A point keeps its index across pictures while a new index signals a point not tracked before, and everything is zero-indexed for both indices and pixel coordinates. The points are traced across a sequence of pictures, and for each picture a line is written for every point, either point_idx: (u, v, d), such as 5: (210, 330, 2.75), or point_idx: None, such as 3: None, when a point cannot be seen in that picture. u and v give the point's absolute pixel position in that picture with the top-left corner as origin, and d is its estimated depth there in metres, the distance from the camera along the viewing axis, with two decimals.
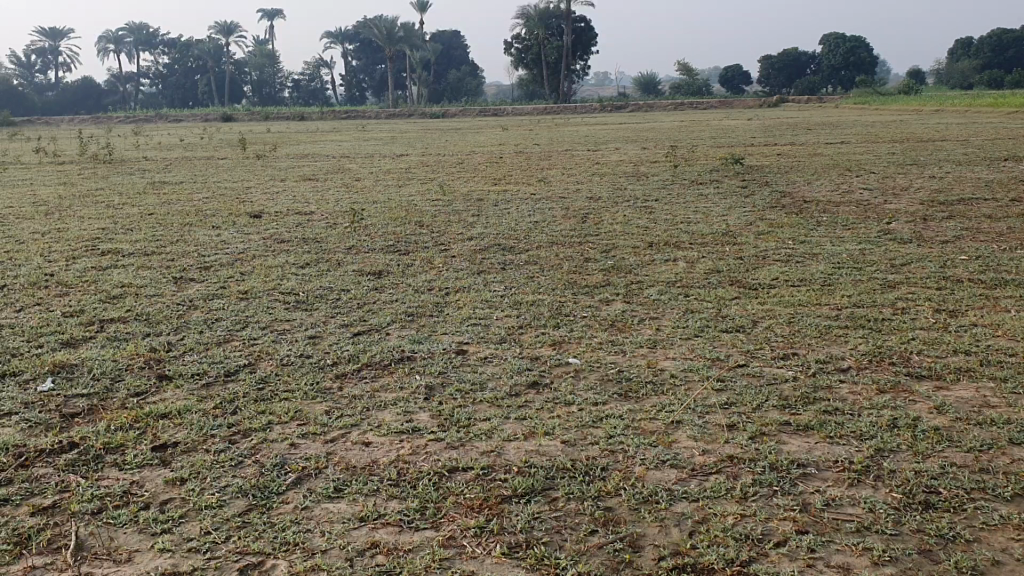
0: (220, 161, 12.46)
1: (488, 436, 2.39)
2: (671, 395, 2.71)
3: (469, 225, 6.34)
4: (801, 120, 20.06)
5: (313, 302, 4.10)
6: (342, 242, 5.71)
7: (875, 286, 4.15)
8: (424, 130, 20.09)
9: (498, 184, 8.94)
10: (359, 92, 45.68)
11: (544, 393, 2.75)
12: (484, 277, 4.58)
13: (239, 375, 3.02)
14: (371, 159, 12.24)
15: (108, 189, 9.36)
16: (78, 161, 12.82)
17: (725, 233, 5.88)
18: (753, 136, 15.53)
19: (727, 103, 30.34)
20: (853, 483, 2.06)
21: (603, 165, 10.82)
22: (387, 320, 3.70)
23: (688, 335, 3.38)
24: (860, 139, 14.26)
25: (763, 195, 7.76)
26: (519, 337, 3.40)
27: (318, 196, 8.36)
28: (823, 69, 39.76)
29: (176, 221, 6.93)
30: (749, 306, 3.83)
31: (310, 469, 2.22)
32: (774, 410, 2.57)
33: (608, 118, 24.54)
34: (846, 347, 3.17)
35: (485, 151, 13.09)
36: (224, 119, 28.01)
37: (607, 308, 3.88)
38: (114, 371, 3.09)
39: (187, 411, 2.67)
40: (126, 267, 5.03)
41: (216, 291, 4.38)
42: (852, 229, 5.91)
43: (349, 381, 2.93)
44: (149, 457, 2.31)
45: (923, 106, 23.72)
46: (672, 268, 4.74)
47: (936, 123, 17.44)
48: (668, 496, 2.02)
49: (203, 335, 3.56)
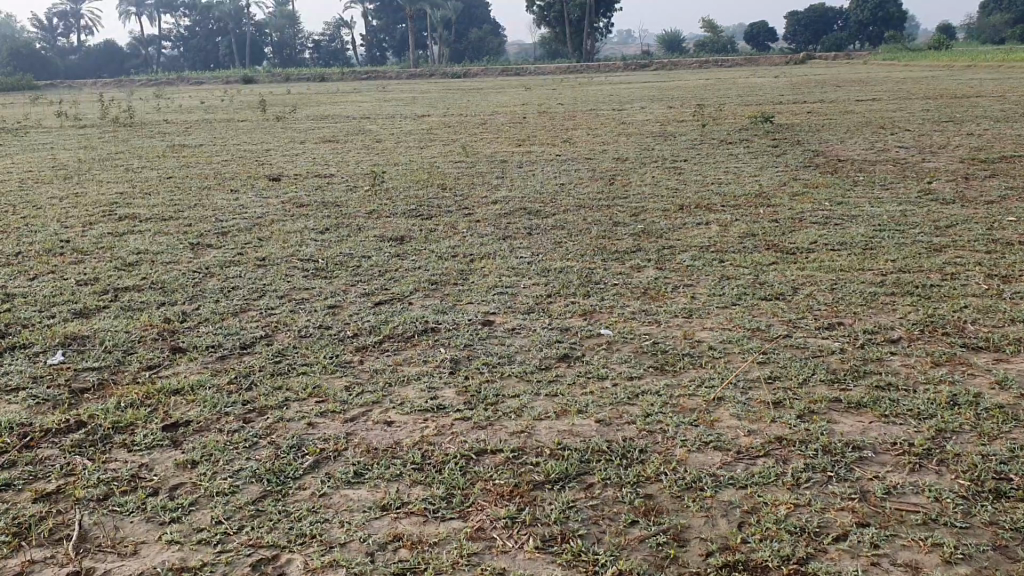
0: (240, 124, 12.31)
1: (517, 414, 2.25)
2: (711, 368, 2.55)
3: (494, 187, 6.18)
4: (828, 78, 19.65)
5: (332, 270, 3.96)
6: (363, 206, 5.56)
7: (920, 249, 3.95)
8: (445, 89, 19.86)
9: (522, 145, 8.73)
10: (380, 53, 45.34)
11: (575, 367, 2.61)
12: (510, 242, 4.42)
13: (255, 348, 2.89)
14: (392, 121, 12.05)
15: (128, 153, 9.26)
16: (98, 125, 12.70)
17: (758, 193, 5.69)
18: (782, 94, 15.20)
19: (752, 61, 29.75)
20: (914, 469, 1.91)
21: (628, 124, 10.59)
22: (408, 289, 3.55)
23: (725, 303, 3.21)
24: (891, 96, 13.90)
25: (796, 155, 7.52)
26: (548, 306, 3.24)
27: (339, 158, 8.20)
28: (851, 26, 38.91)
29: (194, 184, 6.81)
30: (787, 271, 3.65)
31: (327, 452, 2.09)
32: (822, 386, 2.40)
33: (632, 77, 24.21)
34: (895, 316, 2.99)
35: (508, 111, 12.86)
36: (244, 82, 27.87)
37: (638, 275, 3.71)
38: (126, 343, 2.96)
39: (200, 387, 2.55)
40: (142, 233, 4.91)
41: (234, 258, 4.24)
42: (890, 188, 5.70)
43: (370, 354, 2.79)
44: (159, 438, 2.19)
45: (954, 62, 23.10)
46: (705, 232, 4.55)
47: (967, 78, 16.98)
48: (714, 482, 1.87)
49: (219, 305, 3.43)
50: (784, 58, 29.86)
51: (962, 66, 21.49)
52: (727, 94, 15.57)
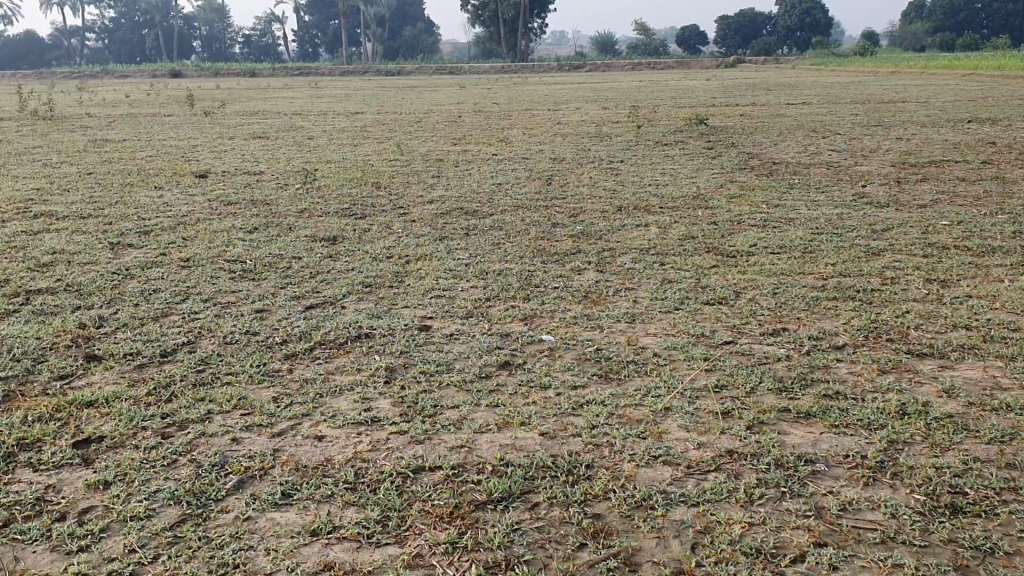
0: (166, 119, 11.97)
1: (457, 427, 2.13)
2: (657, 377, 2.47)
3: (429, 186, 6.05)
4: (760, 82, 19.94)
5: (260, 272, 3.79)
6: (294, 205, 5.37)
7: (858, 253, 3.94)
8: (379, 87, 19.66)
9: (457, 144, 8.60)
10: (312, 49, 44.75)
11: (517, 375, 2.50)
12: (446, 243, 4.30)
13: (177, 355, 2.72)
14: (325, 118, 11.81)
15: (46, 147, 8.89)
16: (15, 117, 12.22)
17: (696, 195, 5.66)
18: (716, 96, 15.32)
19: (684, 63, 30.07)
20: (869, 483, 1.85)
21: (564, 124, 10.55)
22: (341, 292, 3.41)
23: (669, 308, 3.14)
24: (820, 99, 14.14)
25: (731, 157, 7.55)
26: (487, 311, 3.13)
27: (269, 155, 7.97)
28: (780, 31, 39.61)
29: (116, 180, 6.54)
30: (729, 275, 3.59)
31: (253, 470, 1.95)
32: (769, 395, 2.34)
33: (567, 77, 24.27)
34: (839, 321, 2.95)
35: (442, 110, 12.73)
36: (171, 76, 27.21)
37: (579, 278, 3.62)
38: (36, 351, 2.77)
39: (116, 400, 2.38)
40: (58, 232, 4.66)
41: (156, 259, 4.04)
42: (826, 191, 5.72)
43: (300, 362, 2.65)
44: (68, 456, 2.02)
45: (879, 67, 23.64)
46: (644, 234, 4.48)
47: (892, 84, 17.36)
48: (664, 500, 1.78)
49: (139, 309, 3.24)
50: (715, 62, 30.21)
51: (886, 72, 22.02)
52: (662, 95, 15.65)
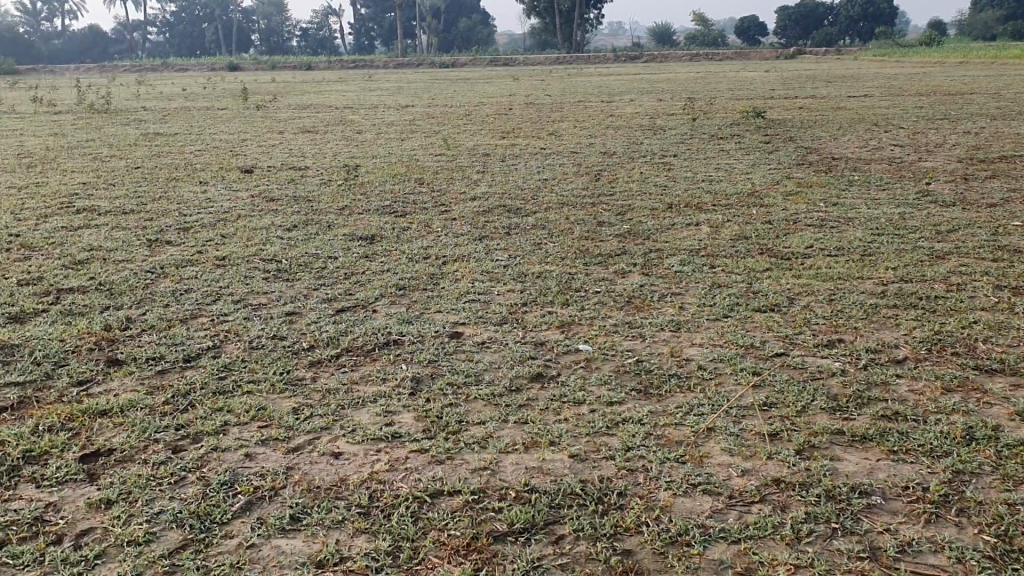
0: (219, 112, 12.01)
1: (481, 446, 2.00)
2: (700, 393, 2.31)
3: (474, 182, 5.93)
4: (820, 73, 19.51)
5: (294, 272, 3.69)
6: (336, 202, 5.29)
7: (922, 256, 3.71)
8: (432, 79, 19.61)
9: (506, 138, 8.47)
10: (367, 41, 44.97)
11: (550, 389, 2.35)
12: (487, 243, 4.17)
13: (199, 361, 2.62)
14: (375, 111, 11.75)
15: (99, 141, 8.95)
16: (73, 111, 12.38)
17: (750, 193, 5.45)
18: (774, 88, 14.97)
19: (742, 55, 29.55)
20: (931, 520, 1.67)
21: (616, 117, 10.35)
22: (374, 295, 3.30)
23: (716, 315, 2.96)
24: (882, 92, 13.71)
25: (788, 152, 7.29)
26: (523, 317, 2.99)
27: (317, 149, 7.93)
28: (841, 21, 38.74)
29: (162, 175, 6.53)
30: (782, 279, 3.40)
31: (263, 490, 1.83)
32: (821, 416, 2.16)
33: (623, 70, 24.00)
34: (900, 333, 2.75)
35: (494, 103, 12.60)
36: (228, 69, 27.49)
37: (622, 281, 3.46)
38: (58, 355, 2.69)
39: (131, 409, 2.29)
40: (98, 228, 4.62)
41: (191, 257, 3.97)
42: (887, 189, 5.48)
43: (325, 370, 2.53)
44: (74, 471, 1.93)
45: (945, 58, 22.92)
46: (694, 234, 4.30)
47: (958, 75, 16.79)
48: (702, 535, 1.63)
49: (167, 310, 3.16)
50: (774, 53, 29.64)
51: (951, 63, 21.38)
52: (719, 87, 15.33)
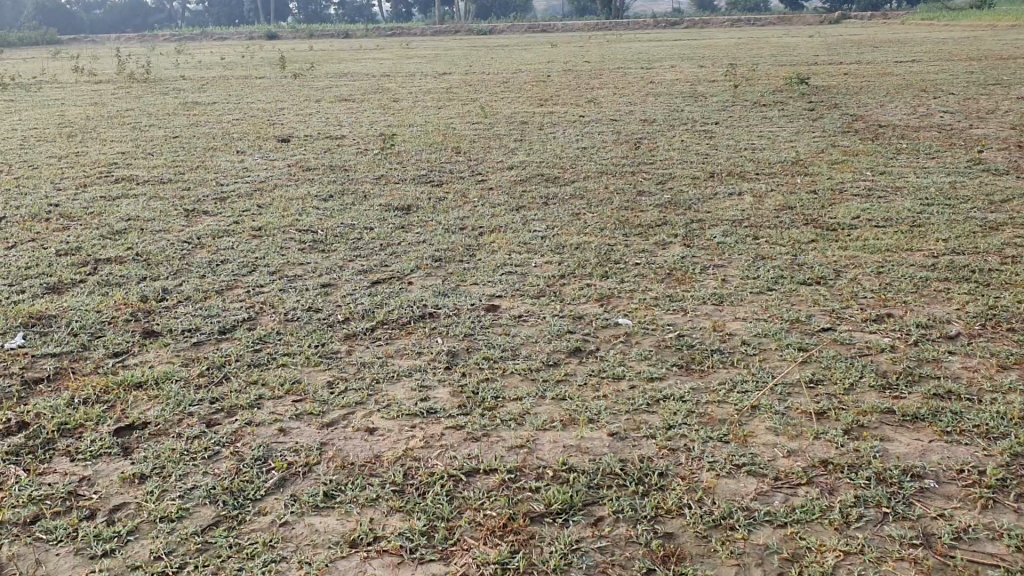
0: (258, 81, 12.02)
1: (519, 424, 1.95)
2: (743, 370, 2.24)
3: (512, 151, 5.86)
4: (866, 37, 19.08)
5: (330, 242, 3.66)
6: (373, 171, 5.25)
7: (974, 227, 3.59)
8: (470, 47, 19.48)
9: (544, 106, 8.37)
10: (405, 9, 44.77)
11: (589, 365, 2.30)
12: (525, 213, 4.11)
13: (234, 333, 2.60)
14: (412, 79, 11.68)
15: (139, 110, 9.00)
16: (114, 80, 12.45)
17: (794, 161, 5.32)
18: (818, 54, 14.66)
19: (785, 20, 29.00)
20: (987, 506, 1.60)
21: (656, 84, 10.19)
22: (410, 266, 3.25)
23: (759, 288, 2.88)
24: (931, 57, 13.36)
25: (834, 120, 7.12)
26: (561, 290, 2.93)
27: (354, 118, 7.89)
28: None
29: (200, 144, 6.53)
30: (828, 251, 3.31)
31: (296, 467, 1.80)
32: (870, 395, 2.09)
33: (664, 36, 23.71)
34: (952, 307, 2.65)
35: (532, 70, 12.47)
36: (267, 38, 27.54)
37: (663, 253, 3.38)
38: (94, 326, 2.69)
39: (166, 381, 2.27)
40: (136, 198, 4.63)
41: (228, 227, 3.96)
42: (937, 157, 5.32)
43: (360, 343, 2.50)
44: (108, 445, 1.92)
45: (996, 22, 22.29)
46: (736, 204, 4.21)
47: (1009, 39, 16.32)
48: (747, 518, 1.57)
49: (203, 281, 3.15)
50: (818, 18, 29.03)
51: (1002, 26, 20.81)
52: (762, 53, 15.05)
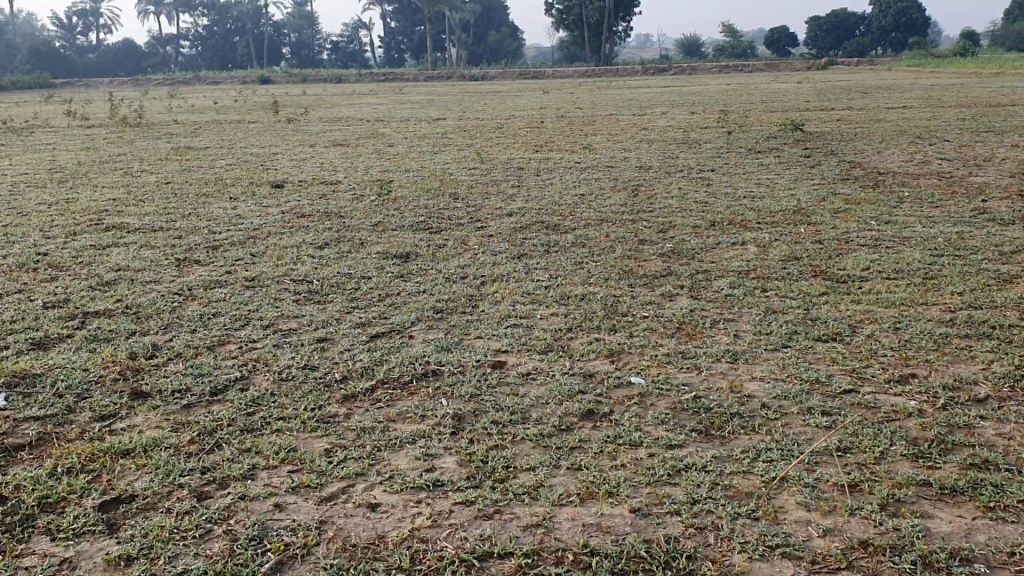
0: (251, 125, 11.98)
1: (534, 498, 1.83)
2: (766, 436, 2.13)
3: (509, 198, 5.77)
4: (856, 83, 19.21)
5: (326, 294, 3.55)
6: (369, 218, 5.15)
7: (988, 280, 3.50)
8: (462, 91, 19.55)
9: (540, 151, 8.32)
10: (397, 54, 45.09)
11: (602, 429, 2.18)
12: (526, 262, 4.01)
13: (227, 394, 2.48)
14: (405, 124, 11.65)
15: (130, 155, 8.92)
16: (105, 124, 12.38)
17: (796, 209, 5.25)
18: (809, 100, 14.71)
19: (773, 66, 29.25)
20: None
21: (650, 130, 10.16)
22: (410, 319, 3.14)
23: (774, 345, 2.78)
24: (922, 103, 13.41)
25: (831, 166, 7.08)
26: (569, 345, 2.82)
27: (348, 163, 7.81)
28: (872, 32, 38.30)
29: (193, 190, 6.43)
30: (840, 304, 3.21)
31: (295, 548, 1.68)
32: (903, 464, 1.98)
33: (654, 81, 23.87)
34: (977, 367, 2.54)
35: (525, 116, 12.48)
36: (260, 82, 27.64)
37: (671, 305, 3.28)
38: (80, 386, 2.56)
39: (155, 448, 2.14)
40: (127, 247, 4.52)
41: (220, 277, 3.84)
42: (940, 205, 5.26)
43: (360, 405, 2.38)
44: (92, 522, 1.78)
45: (982, 69, 22.51)
46: (741, 254, 4.11)
47: (998, 86, 16.43)
48: None
49: (194, 336, 3.03)
50: (806, 63, 29.29)
51: (989, 73, 21.05)
52: (753, 99, 15.11)
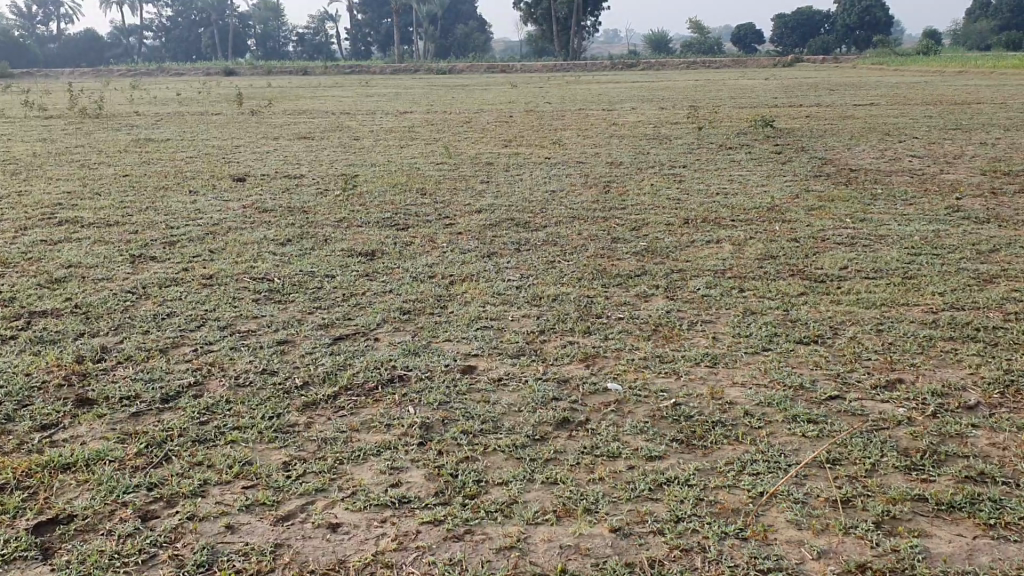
0: (214, 117, 11.74)
1: (507, 518, 1.71)
2: (751, 447, 2.02)
3: (478, 193, 5.64)
4: (822, 81, 19.28)
5: (287, 293, 3.39)
6: (333, 214, 4.99)
7: (969, 280, 3.42)
8: (430, 86, 19.36)
9: (509, 146, 8.18)
10: (364, 47, 44.70)
11: (579, 439, 2.06)
12: (495, 260, 3.88)
13: (179, 402, 2.32)
14: (373, 117, 11.46)
15: (87, 147, 8.65)
16: (63, 115, 12.06)
17: (770, 206, 5.17)
18: (778, 97, 14.71)
19: (740, 62, 29.33)
20: None
21: (620, 126, 10.07)
22: (375, 320, 3.00)
23: (755, 348, 2.67)
24: (889, 101, 13.44)
25: (803, 163, 7.01)
26: (542, 349, 2.70)
27: (313, 157, 7.63)
28: (838, 30, 38.54)
29: (151, 184, 6.22)
30: (819, 305, 3.12)
31: None
32: (896, 477, 1.88)
33: (621, 76, 23.81)
34: (965, 371, 2.46)
35: (495, 110, 12.34)
36: (224, 74, 27.25)
37: (646, 306, 3.17)
38: (20, 392, 2.38)
39: (98, 461, 1.99)
40: (79, 242, 4.32)
41: (177, 275, 3.67)
42: (914, 203, 5.20)
43: (322, 413, 2.23)
44: (24, 547, 1.63)
45: (944, 68, 22.70)
46: (717, 252, 4.02)
47: (963, 84, 16.52)
48: None
49: (147, 338, 2.86)
50: (772, 61, 29.39)
51: (955, 71, 21.20)
52: (722, 95, 15.08)
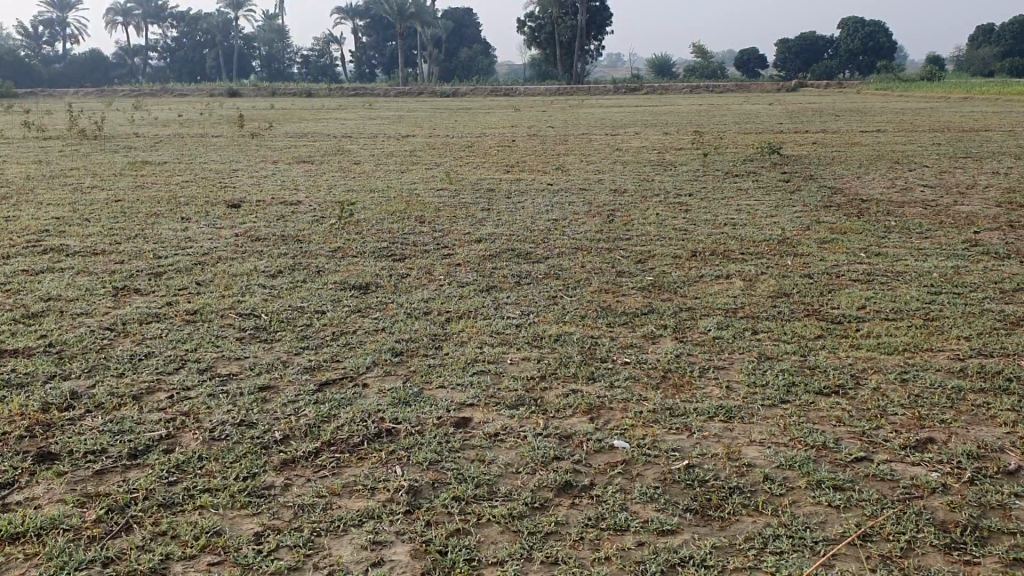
0: (215, 139, 11.60)
1: None
2: (773, 517, 1.83)
3: (478, 222, 5.47)
4: (826, 107, 19.13)
5: (274, 331, 3.21)
6: (329, 243, 4.81)
7: (995, 323, 3.24)
8: (433, 108, 19.27)
9: (511, 171, 8.04)
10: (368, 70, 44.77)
11: (584, 510, 1.87)
12: (495, 295, 3.71)
13: (148, 458, 2.13)
14: (374, 140, 11.34)
15: (82, 169, 8.50)
16: (62, 136, 11.92)
17: (780, 238, 5.00)
18: (784, 122, 14.59)
19: (745, 87, 29.24)
20: None
21: (623, 151, 9.92)
22: (365, 363, 2.82)
23: (773, 399, 2.48)
24: (897, 127, 13.30)
25: (812, 192, 6.84)
26: (542, 398, 2.51)
27: (311, 182, 7.47)
28: (841, 55, 38.47)
29: (144, 209, 6.06)
30: (838, 350, 2.93)
31: None
32: (937, 555, 1.69)
33: (624, 100, 23.66)
34: (1001, 430, 2.26)
35: (497, 134, 12.21)
36: (229, 95, 27.21)
37: (653, 348, 2.99)
38: None
39: (52, 529, 1.80)
40: (62, 273, 4.15)
41: (160, 310, 3.49)
42: (929, 236, 5.02)
43: (302, 474, 2.04)
44: None
45: (951, 93, 22.53)
46: (727, 288, 3.84)
47: (970, 111, 16.40)
48: None
49: (120, 381, 2.68)
50: (777, 85, 29.27)
51: (960, 98, 21.11)
52: (728, 120, 14.98)
